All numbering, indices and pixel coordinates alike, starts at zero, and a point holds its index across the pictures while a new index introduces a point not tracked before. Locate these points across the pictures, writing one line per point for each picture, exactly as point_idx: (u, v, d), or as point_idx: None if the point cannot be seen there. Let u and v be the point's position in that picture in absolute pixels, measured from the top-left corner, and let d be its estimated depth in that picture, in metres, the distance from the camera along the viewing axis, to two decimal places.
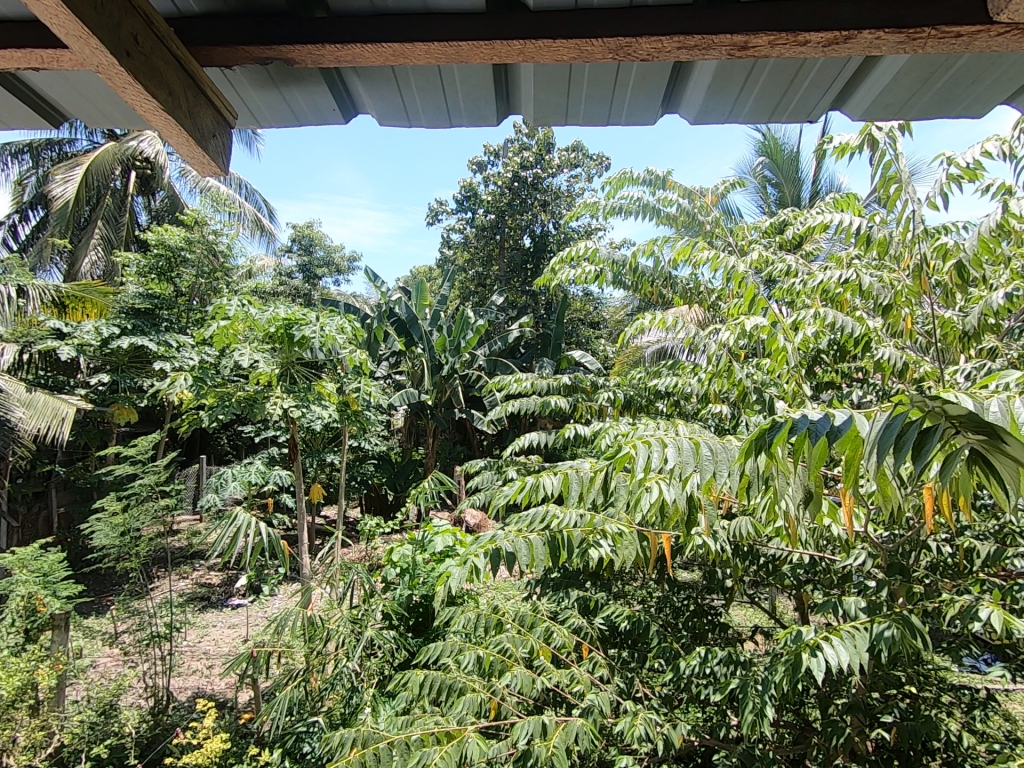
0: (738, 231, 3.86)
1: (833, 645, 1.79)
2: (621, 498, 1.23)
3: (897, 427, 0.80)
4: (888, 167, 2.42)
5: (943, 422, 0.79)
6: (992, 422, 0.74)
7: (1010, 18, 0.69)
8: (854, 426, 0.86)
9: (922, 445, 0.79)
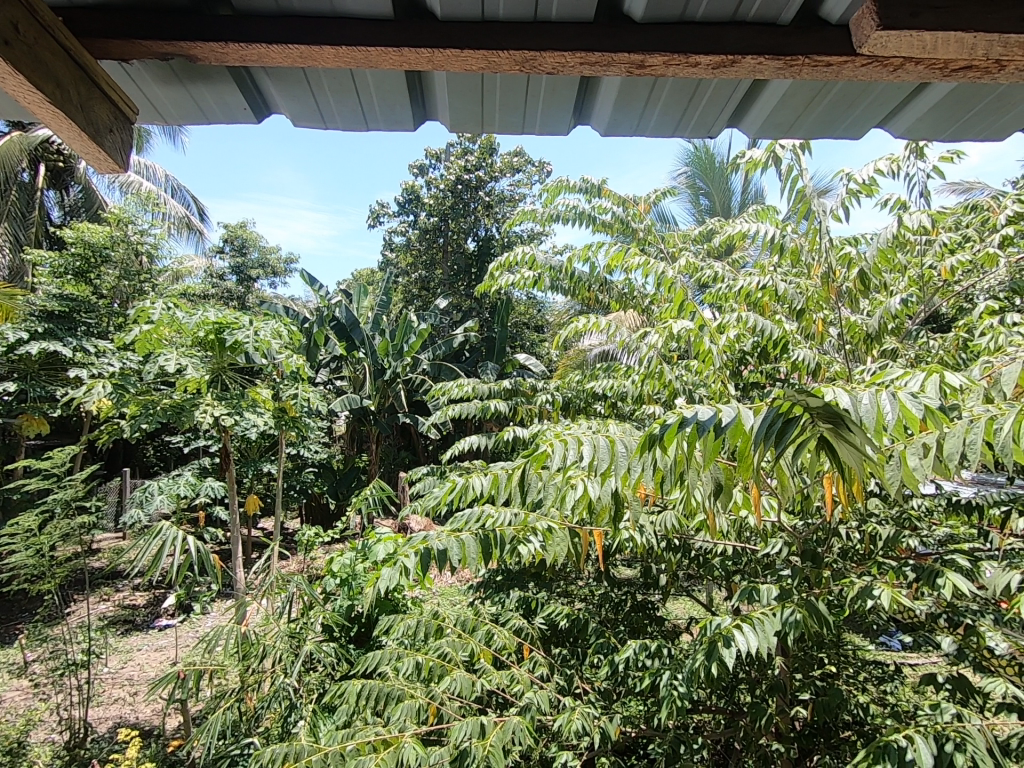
0: (670, 239, 4.02)
1: (745, 633, 1.94)
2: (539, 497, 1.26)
3: (768, 421, 0.88)
4: (794, 181, 2.59)
5: (807, 414, 0.87)
6: (835, 410, 0.81)
7: (871, 52, 0.77)
8: (735, 421, 0.92)
9: (786, 435, 0.86)
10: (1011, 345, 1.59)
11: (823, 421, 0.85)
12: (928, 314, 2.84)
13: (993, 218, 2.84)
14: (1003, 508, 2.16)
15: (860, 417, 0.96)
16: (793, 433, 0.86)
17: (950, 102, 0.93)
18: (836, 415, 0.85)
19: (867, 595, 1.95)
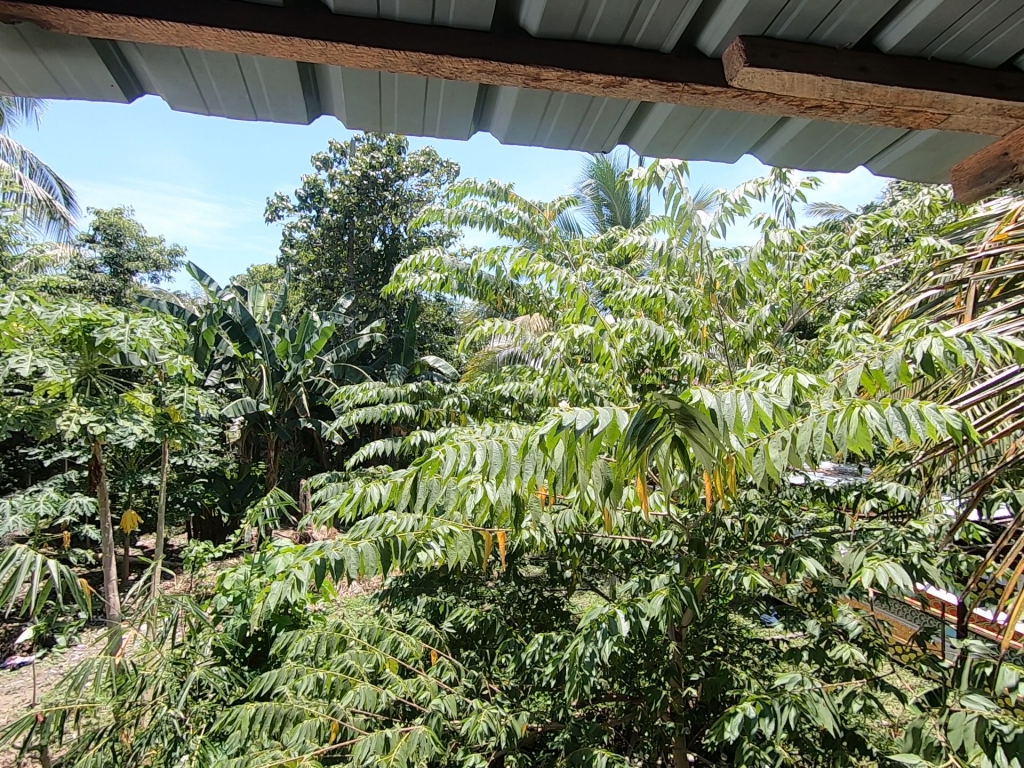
0: (574, 245, 4.16)
1: (621, 617, 2.17)
2: (429, 499, 1.28)
3: (636, 421, 0.97)
4: (677, 199, 2.82)
5: (665, 415, 0.99)
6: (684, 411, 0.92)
7: (740, 86, 0.84)
8: (609, 421, 0.98)
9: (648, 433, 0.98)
10: (857, 352, 1.82)
11: (676, 419, 0.99)
12: (795, 323, 3.18)
13: (846, 239, 3.23)
14: (855, 493, 2.46)
15: (720, 415, 1.07)
16: (654, 431, 0.98)
17: (806, 136, 1.05)
18: (687, 416, 0.99)
19: (742, 580, 2.14)
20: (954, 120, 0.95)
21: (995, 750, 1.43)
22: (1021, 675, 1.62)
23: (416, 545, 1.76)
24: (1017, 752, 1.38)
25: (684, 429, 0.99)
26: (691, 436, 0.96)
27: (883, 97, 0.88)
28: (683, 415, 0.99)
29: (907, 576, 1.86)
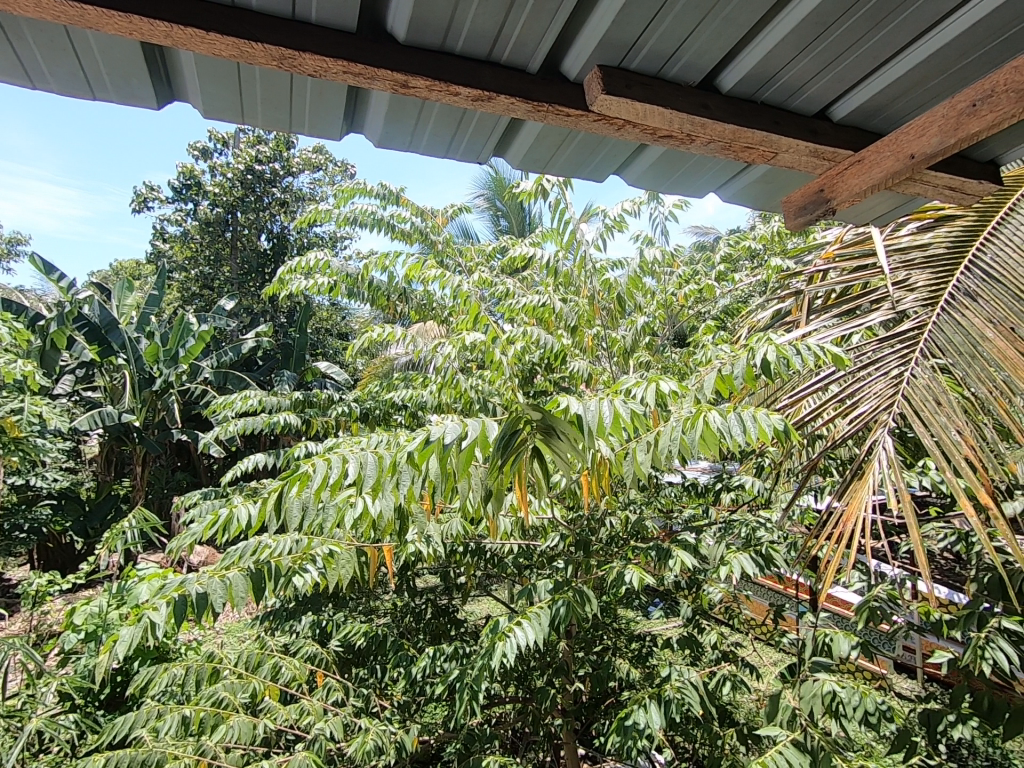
0: (467, 253, 4.19)
1: (522, 628, 2.15)
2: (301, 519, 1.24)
3: (501, 434, 1.01)
4: (562, 212, 2.96)
5: (528, 426, 1.03)
6: (542, 423, 0.98)
7: (600, 111, 0.90)
8: (480, 433, 1.00)
9: (512, 443, 1.02)
10: (716, 359, 2.02)
11: (537, 430, 1.04)
12: (671, 333, 3.44)
13: (713, 258, 3.55)
14: (719, 487, 2.70)
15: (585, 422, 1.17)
16: (517, 442, 1.02)
17: (663, 162, 1.14)
18: (549, 425, 1.04)
19: (622, 578, 2.26)
20: (781, 158, 1.08)
21: (837, 713, 1.69)
22: (853, 640, 1.87)
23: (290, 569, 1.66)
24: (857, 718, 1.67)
25: (543, 438, 1.03)
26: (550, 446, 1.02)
27: (722, 132, 0.98)
28: (544, 425, 1.04)
29: (757, 564, 2.10)
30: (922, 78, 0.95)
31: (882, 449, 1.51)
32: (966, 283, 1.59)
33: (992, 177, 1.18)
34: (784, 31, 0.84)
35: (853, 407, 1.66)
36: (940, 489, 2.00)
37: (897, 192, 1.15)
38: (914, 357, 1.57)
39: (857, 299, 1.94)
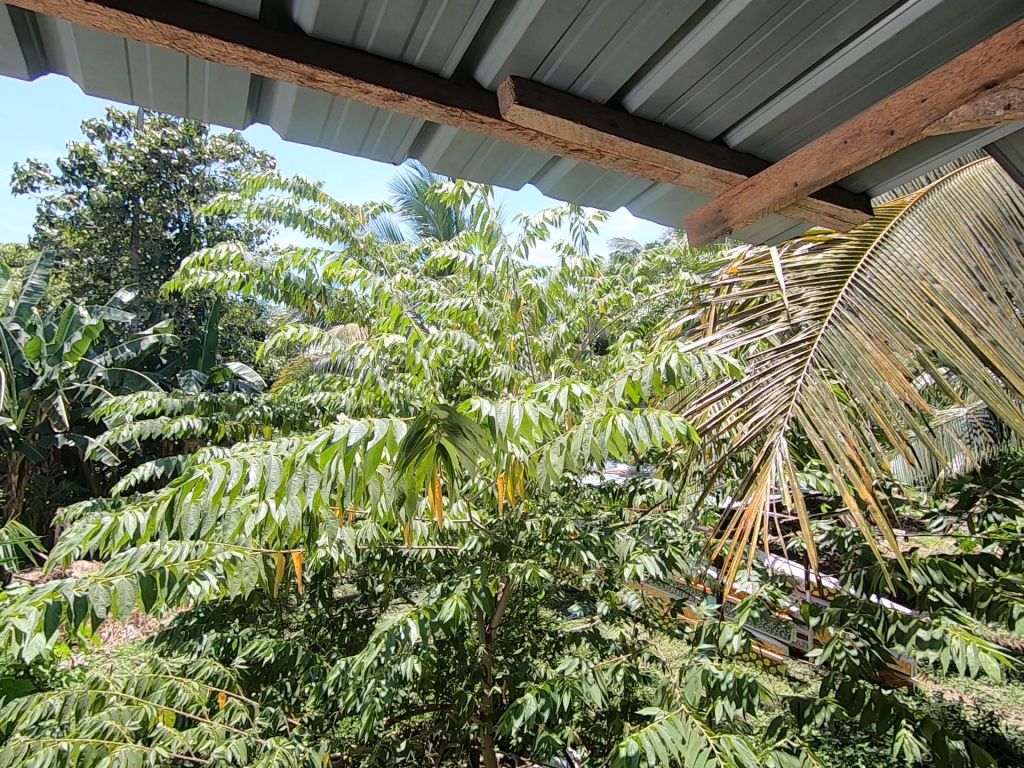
0: (389, 253, 4.10)
1: (410, 623, 2.26)
2: (199, 528, 1.17)
3: (406, 433, 1.00)
4: (484, 220, 2.98)
5: (434, 426, 1.04)
6: (441, 423, 0.98)
7: (512, 120, 0.92)
8: (387, 432, 0.99)
9: (419, 443, 1.02)
10: (630, 364, 2.11)
11: (444, 430, 1.04)
12: (591, 339, 3.54)
13: (631, 268, 3.70)
14: (633, 489, 2.81)
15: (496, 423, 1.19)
16: (423, 441, 1.02)
17: (576, 175, 1.18)
18: (454, 424, 1.06)
19: (532, 576, 2.32)
20: (684, 178, 1.15)
21: (719, 694, 1.87)
22: (738, 628, 2.04)
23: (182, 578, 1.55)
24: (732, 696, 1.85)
25: (449, 438, 1.04)
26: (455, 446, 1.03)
27: (629, 150, 1.03)
28: (450, 425, 1.05)
29: (660, 566, 2.22)
30: (804, 114, 1.05)
31: (777, 449, 1.64)
32: (849, 300, 1.74)
33: (864, 206, 1.32)
34: (684, 58, 0.89)
35: (752, 412, 1.79)
36: (825, 487, 2.20)
37: (784, 216, 1.26)
38: (806, 366, 1.71)
39: (756, 312, 2.10)
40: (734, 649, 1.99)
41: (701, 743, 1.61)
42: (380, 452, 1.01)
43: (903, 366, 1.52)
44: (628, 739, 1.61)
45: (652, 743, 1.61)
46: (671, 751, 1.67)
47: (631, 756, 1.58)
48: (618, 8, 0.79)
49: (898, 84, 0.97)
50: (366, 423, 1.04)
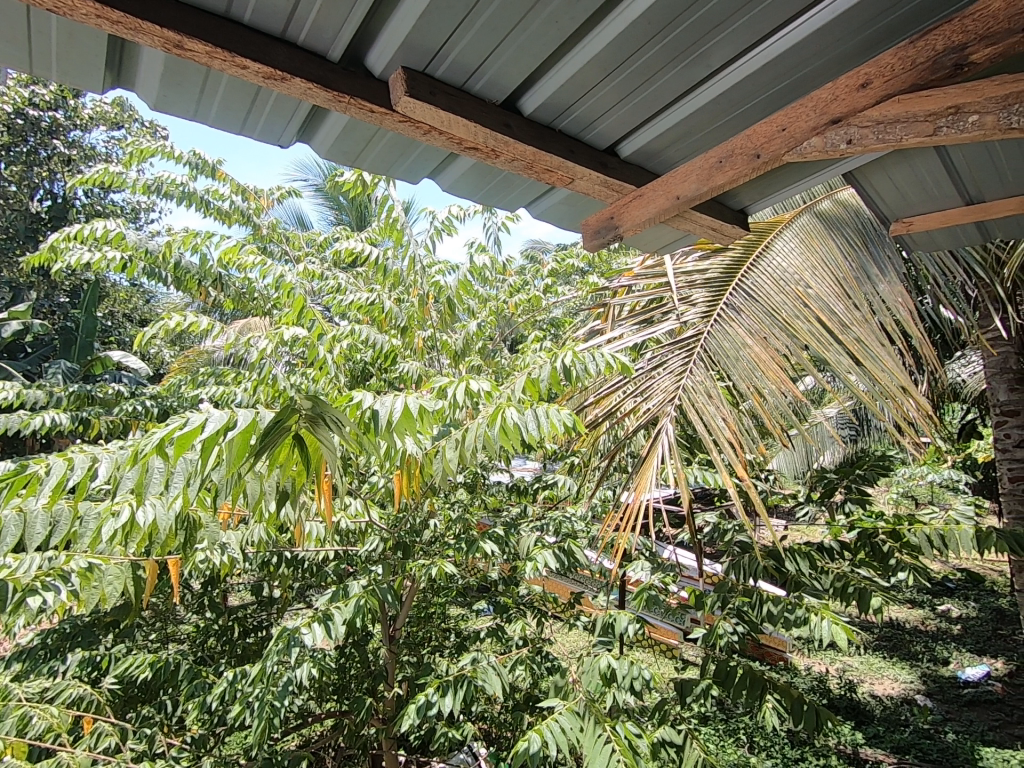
0: (294, 240, 3.89)
1: (310, 628, 2.14)
2: (48, 533, 1.10)
3: (265, 426, 0.92)
4: (390, 216, 2.87)
5: (295, 418, 0.97)
6: (295, 415, 0.92)
7: (404, 112, 0.91)
8: (249, 420, 0.94)
9: (279, 436, 0.94)
10: (534, 363, 2.15)
11: (306, 420, 0.98)
12: (501, 338, 3.56)
13: (542, 269, 3.77)
14: (538, 486, 2.84)
15: (380, 415, 1.26)
16: (281, 433, 0.94)
17: (473, 173, 1.18)
18: (317, 415, 1.00)
19: (433, 574, 2.30)
20: (578, 184, 1.18)
21: (608, 682, 1.97)
22: (629, 617, 2.16)
23: (28, 584, 1.38)
24: (615, 682, 1.96)
25: (310, 430, 0.97)
26: (318, 435, 0.97)
27: (523, 153, 1.04)
28: (313, 416, 0.98)
29: (559, 560, 2.30)
30: (686, 132, 1.12)
31: (663, 435, 1.74)
32: (734, 300, 1.88)
33: (741, 222, 1.43)
34: (574, 67, 0.92)
35: (644, 404, 1.89)
36: (710, 481, 2.36)
37: (672, 226, 1.33)
38: (694, 358, 1.83)
39: (650, 314, 2.21)
40: (626, 637, 2.10)
41: (597, 729, 1.71)
42: (242, 443, 0.95)
43: (780, 359, 1.67)
44: (531, 733, 1.66)
45: (553, 733, 1.69)
46: (569, 738, 1.74)
47: (531, 750, 1.63)
48: (508, 11, 0.80)
49: (765, 112, 1.06)
50: (222, 416, 0.96)
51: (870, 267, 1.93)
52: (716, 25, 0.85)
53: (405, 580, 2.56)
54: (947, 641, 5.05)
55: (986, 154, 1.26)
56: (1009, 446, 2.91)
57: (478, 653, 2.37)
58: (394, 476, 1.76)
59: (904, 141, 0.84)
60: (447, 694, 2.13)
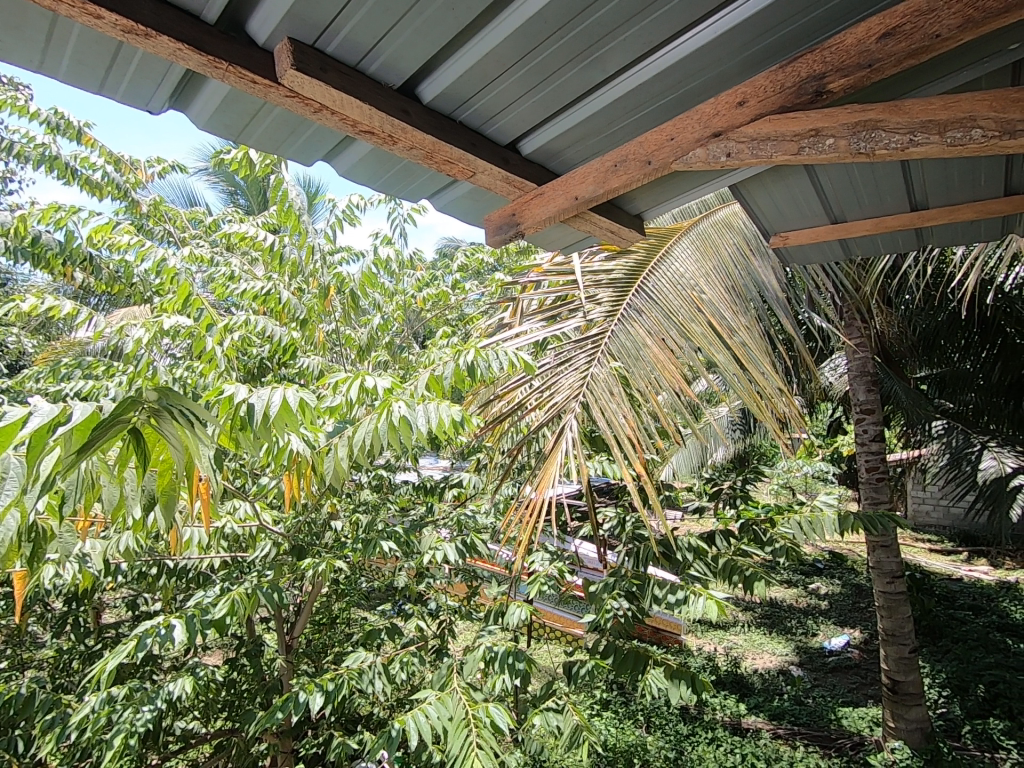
0: (179, 220, 3.56)
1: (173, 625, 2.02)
2: None
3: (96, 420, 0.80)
4: (287, 203, 2.69)
5: (137, 411, 0.85)
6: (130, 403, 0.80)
7: (290, 86, 0.85)
8: (83, 415, 0.82)
9: (116, 433, 0.81)
10: (441, 359, 2.12)
11: (149, 413, 0.86)
12: (408, 333, 3.48)
13: (451, 265, 3.73)
14: (445, 485, 2.79)
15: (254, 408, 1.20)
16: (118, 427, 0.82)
17: (370, 158, 1.14)
18: (163, 407, 0.88)
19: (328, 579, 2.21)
20: (479, 178, 1.17)
21: (507, 672, 1.99)
22: (526, 610, 2.20)
23: None
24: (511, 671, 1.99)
25: (153, 423, 0.85)
26: (163, 428, 0.85)
27: (421, 141, 1.02)
28: (157, 407, 0.86)
29: (459, 551, 2.31)
30: (585, 135, 1.14)
31: (568, 432, 1.78)
32: (635, 302, 1.95)
33: (637, 226, 1.49)
34: (473, 58, 0.91)
35: (549, 399, 1.92)
36: (609, 474, 2.46)
37: (571, 226, 1.36)
38: (599, 354, 1.89)
39: (556, 310, 2.24)
40: (520, 630, 2.14)
41: (461, 713, 1.81)
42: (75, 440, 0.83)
43: (677, 361, 1.76)
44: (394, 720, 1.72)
45: (415, 722, 1.72)
46: (437, 727, 1.81)
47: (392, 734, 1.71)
48: None
49: (657, 121, 1.11)
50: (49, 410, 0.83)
51: (755, 276, 2.09)
52: (609, 31, 0.87)
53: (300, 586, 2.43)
54: (817, 615, 5.62)
55: (846, 176, 1.41)
56: (867, 441, 3.28)
57: (371, 658, 2.31)
58: (286, 478, 1.66)
59: (774, 157, 0.89)
60: (330, 688, 2.10)
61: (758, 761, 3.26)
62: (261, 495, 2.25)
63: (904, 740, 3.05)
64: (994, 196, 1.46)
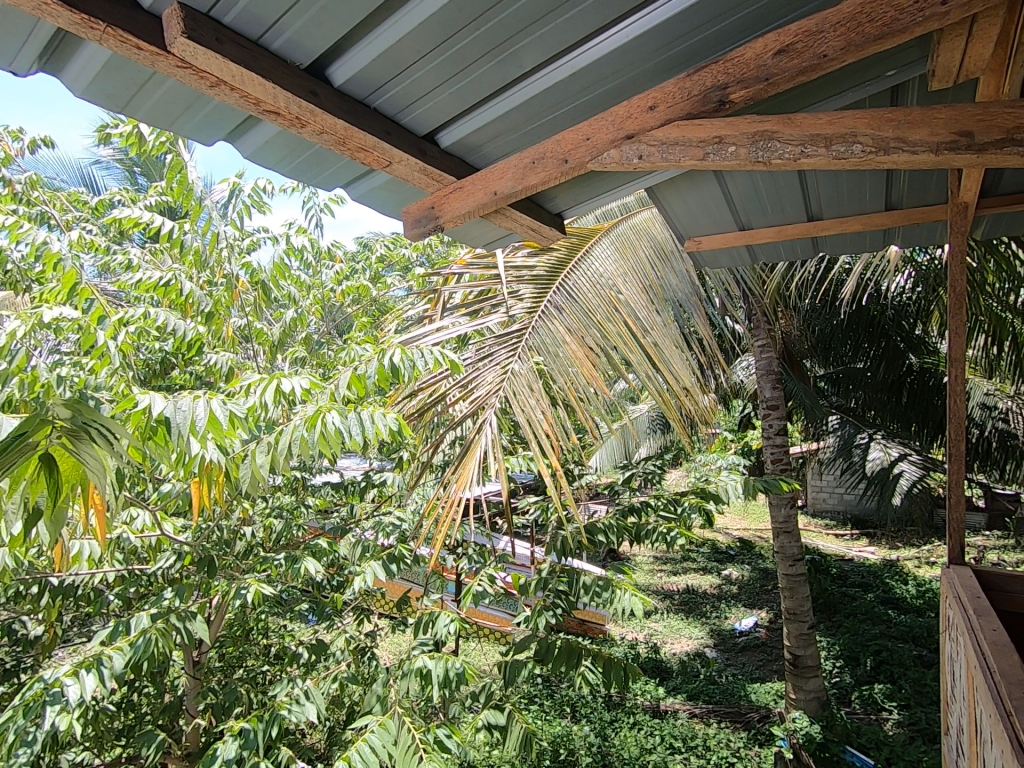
0: (62, 200, 3.21)
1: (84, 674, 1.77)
2: None
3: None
4: (187, 186, 2.49)
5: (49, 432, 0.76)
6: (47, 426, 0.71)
7: (182, 55, 0.78)
8: None
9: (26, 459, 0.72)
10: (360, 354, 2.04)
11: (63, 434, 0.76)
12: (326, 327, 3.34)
13: (371, 258, 3.63)
14: (365, 484, 2.71)
15: (173, 421, 1.14)
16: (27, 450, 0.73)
17: (278, 141, 1.07)
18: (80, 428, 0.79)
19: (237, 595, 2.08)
20: (395, 169, 1.14)
21: (434, 678, 1.94)
22: (454, 613, 2.16)
23: None
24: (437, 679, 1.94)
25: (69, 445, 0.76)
26: (81, 451, 0.76)
27: (332, 126, 0.97)
28: (75, 429, 0.77)
29: (387, 568, 2.22)
30: (504, 129, 1.14)
31: (486, 430, 1.77)
32: (555, 299, 1.96)
33: (557, 225, 1.50)
34: (385, 42, 0.88)
35: (472, 394, 1.91)
36: (530, 468, 2.48)
37: (492, 222, 1.36)
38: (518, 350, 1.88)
39: (480, 305, 2.23)
40: (449, 633, 2.10)
41: (407, 739, 1.71)
42: None
43: (595, 359, 1.80)
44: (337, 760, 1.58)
45: (361, 755, 1.60)
46: (382, 754, 1.69)
47: None
48: None
49: (575, 121, 1.12)
50: None
51: (669, 276, 2.17)
52: (524, 26, 0.87)
53: (206, 598, 2.27)
54: (728, 599, 5.98)
55: (751, 183, 1.50)
56: (771, 433, 3.54)
57: (289, 675, 2.19)
58: (190, 484, 1.54)
59: (682, 162, 0.92)
60: (256, 728, 1.89)
61: (677, 742, 3.42)
62: (159, 500, 2.07)
63: (803, 710, 3.30)
64: (876, 210, 1.62)
